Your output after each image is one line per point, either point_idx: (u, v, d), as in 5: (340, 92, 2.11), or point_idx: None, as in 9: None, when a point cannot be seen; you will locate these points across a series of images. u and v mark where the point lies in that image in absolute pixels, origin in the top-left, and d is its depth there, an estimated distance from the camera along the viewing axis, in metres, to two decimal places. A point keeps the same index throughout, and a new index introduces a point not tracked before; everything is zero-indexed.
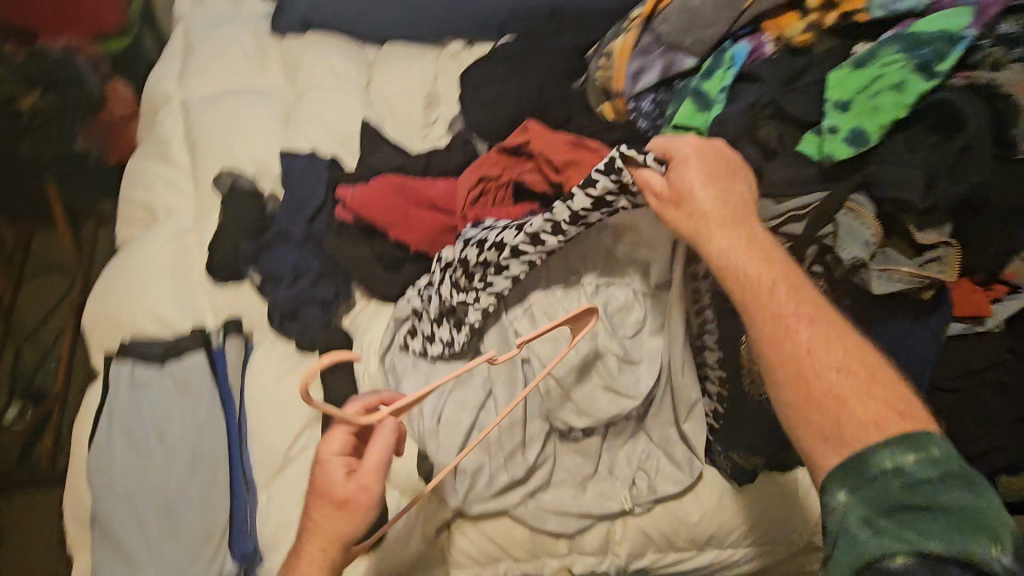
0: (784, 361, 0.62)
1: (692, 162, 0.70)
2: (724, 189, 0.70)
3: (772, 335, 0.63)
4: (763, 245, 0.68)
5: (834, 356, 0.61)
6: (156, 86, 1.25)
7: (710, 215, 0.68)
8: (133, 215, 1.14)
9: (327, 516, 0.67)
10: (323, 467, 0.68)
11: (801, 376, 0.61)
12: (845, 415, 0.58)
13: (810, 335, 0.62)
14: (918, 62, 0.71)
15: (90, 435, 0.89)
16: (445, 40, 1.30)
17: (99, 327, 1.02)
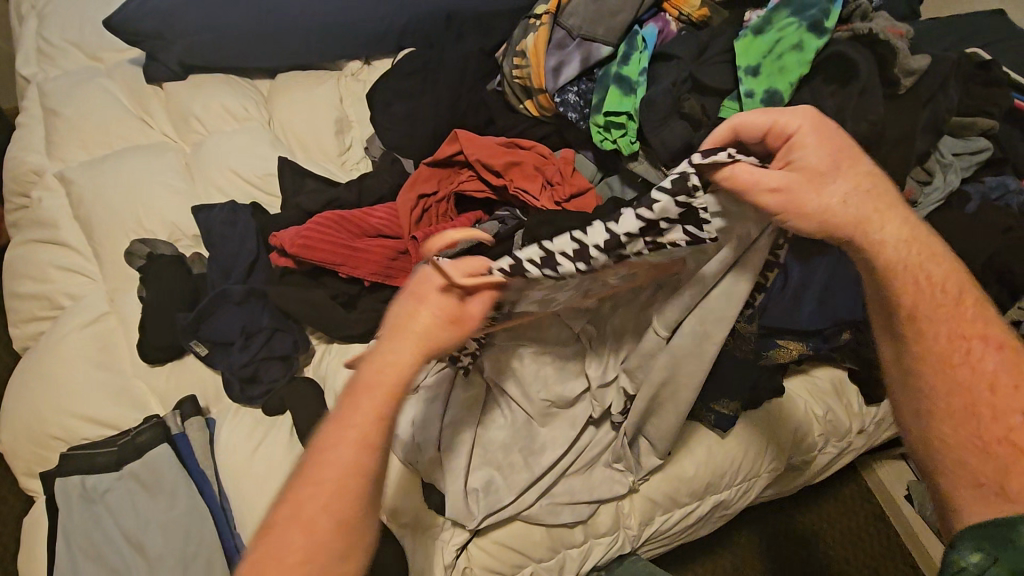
0: (958, 390, 0.54)
1: (819, 139, 0.53)
2: (858, 177, 0.53)
3: (944, 362, 0.55)
4: (924, 247, 0.56)
5: (1022, 394, 0.53)
6: (28, 163, 1.12)
7: (854, 212, 0.53)
8: (32, 309, 1.01)
9: (430, 323, 0.55)
10: (439, 275, 0.57)
11: (972, 410, 0.54)
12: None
13: (1000, 362, 0.54)
14: (809, 22, 0.80)
15: (48, 565, 0.79)
16: (341, 61, 1.24)
17: (24, 443, 0.90)
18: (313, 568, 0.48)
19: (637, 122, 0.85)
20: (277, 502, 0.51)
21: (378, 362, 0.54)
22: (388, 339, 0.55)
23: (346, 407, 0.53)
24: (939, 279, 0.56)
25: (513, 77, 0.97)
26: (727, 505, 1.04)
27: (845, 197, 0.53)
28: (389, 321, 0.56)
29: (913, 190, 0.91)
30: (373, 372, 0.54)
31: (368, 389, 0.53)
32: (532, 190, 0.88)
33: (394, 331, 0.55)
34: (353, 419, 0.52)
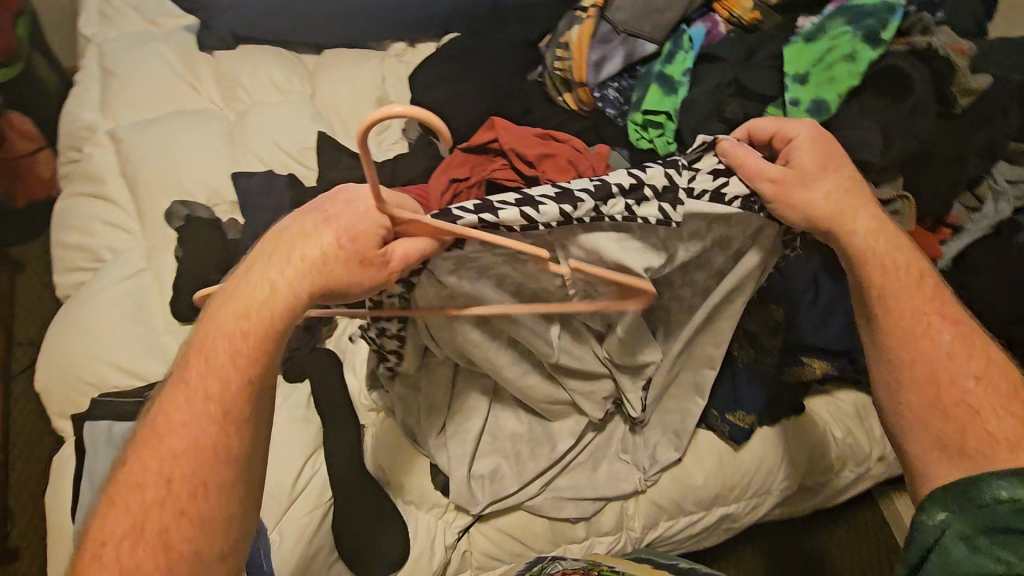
0: (918, 360, 0.58)
1: (809, 145, 0.60)
2: (839, 179, 0.60)
3: (899, 339, 0.59)
4: (889, 236, 0.61)
5: (973, 363, 0.57)
6: (81, 119, 1.17)
7: (831, 204, 0.59)
8: (75, 259, 1.06)
9: (325, 248, 0.51)
10: (355, 199, 0.52)
11: (928, 384, 0.57)
12: (973, 431, 0.54)
13: (953, 335, 0.58)
14: (864, 33, 0.77)
15: (73, 501, 0.83)
16: (387, 41, 1.26)
17: (58, 386, 0.94)
18: (179, 489, 0.49)
19: (676, 122, 0.84)
20: (155, 414, 0.52)
21: (253, 284, 0.52)
22: (264, 261, 0.52)
23: (215, 329, 0.52)
24: (901, 264, 0.60)
25: (555, 69, 0.96)
26: (734, 518, 1.03)
27: (827, 192, 0.59)
28: (273, 242, 0.53)
29: (958, 215, 0.90)
30: (247, 295, 0.52)
31: (244, 311, 0.52)
32: (563, 183, 0.86)
33: (273, 252, 0.52)
34: (223, 341, 0.52)
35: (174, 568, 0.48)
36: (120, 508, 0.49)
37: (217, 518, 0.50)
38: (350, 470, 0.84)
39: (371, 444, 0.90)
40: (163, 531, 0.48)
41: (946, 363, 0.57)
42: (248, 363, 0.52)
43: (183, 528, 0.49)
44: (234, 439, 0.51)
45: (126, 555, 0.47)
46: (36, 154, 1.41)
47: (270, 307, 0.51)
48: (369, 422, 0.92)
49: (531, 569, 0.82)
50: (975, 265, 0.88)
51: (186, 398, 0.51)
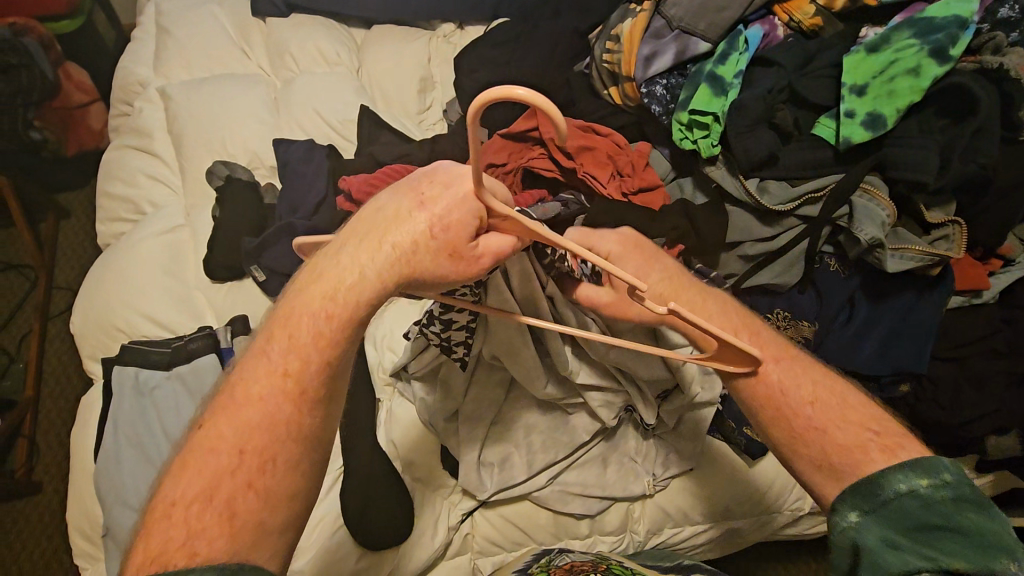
0: (785, 405, 0.56)
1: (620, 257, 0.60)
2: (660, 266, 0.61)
3: (769, 399, 0.57)
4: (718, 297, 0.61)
5: (803, 385, 0.57)
6: (135, 74, 1.20)
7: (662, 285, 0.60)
8: (119, 210, 1.10)
9: (416, 235, 0.47)
10: (459, 182, 0.47)
11: (784, 419, 0.56)
12: (830, 447, 0.54)
13: (781, 373, 0.57)
14: (932, 48, 0.73)
15: (97, 442, 0.86)
16: (435, 21, 1.26)
17: (92, 330, 0.98)
18: (251, 462, 0.49)
19: (723, 125, 0.81)
20: (235, 378, 0.51)
21: (340, 266, 0.49)
22: (357, 239, 0.50)
23: (298, 305, 0.50)
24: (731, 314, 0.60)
25: (603, 61, 0.95)
26: (739, 534, 1.02)
27: (642, 298, 0.60)
28: (367, 219, 0.50)
29: (1011, 247, 0.85)
30: (336, 275, 0.49)
31: (331, 292, 0.49)
32: (600, 178, 0.86)
33: (364, 233, 0.49)
34: (305, 319, 0.50)
35: (238, 536, 0.48)
36: (195, 467, 0.49)
37: (281, 494, 0.50)
38: (365, 441, 0.86)
39: (385, 418, 0.90)
40: (231, 500, 0.48)
41: (792, 399, 0.57)
42: (325, 346, 0.50)
43: (248, 500, 0.48)
44: (304, 419, 0.50)
45: (193, 517, 0.47)
46: (89, 107, 1.46)
47: (357, 291, 0.49)
48: (386, 396, 0.92)
49: (540, 561, 0.82)
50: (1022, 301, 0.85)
51: (258, 380, 0.50)
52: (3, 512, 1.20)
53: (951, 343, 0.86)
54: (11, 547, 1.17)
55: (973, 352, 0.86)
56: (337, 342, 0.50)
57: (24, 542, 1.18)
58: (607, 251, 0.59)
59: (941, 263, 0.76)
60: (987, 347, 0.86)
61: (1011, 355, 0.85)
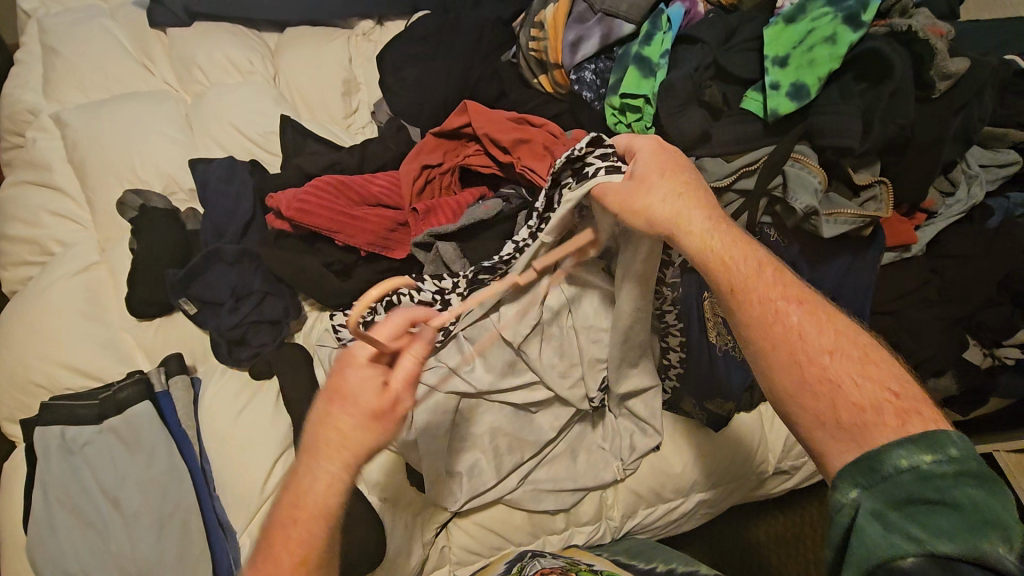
0: (780, 343, 0.53)
1: (660, 155, 0.63)
2: (680, 186, 0.61)
3: (757, 321, 0.55)
4: (740, 240, 0.59)
5: (829, 337, 0.52)
6: (23, 101, 1.09)
7: (670, 210, 0.60)
8: (22, 253, 1.00)
9: (349, 426, 0.48)
10: (355, 367, 0.50)
11: (787, 354, 0.52)
12: (840, 399, 0.49)
13: (804, 318, 0.53)
14: (845, 15, 0.75)
15: (24, 511, 0.78)
16: (353, 19, 1.20)
17: (7, 388, 0.89)
18: None
19: (654, 107, 0.81)
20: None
21: (301, 486, 0.48)
22: (304, 455, 0.49)
23: (273, 532, 0.47)
24: (750, 255, 0.58)
25: (529, 49, 0.93)
26: (712, 504, 1.04)
27: (664, 197, 0.60)
28: (306, 439, 0.50)
29: (932, 200, 0.90)
30: (295, 487, 0.48)
31: (290, 505, 0.48)
32: (539, 170, 0.85)
33: (311, 448, 0.49)
34: (279, 541, 0.47)
35: None
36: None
37: None
38: None
39: None
40: None
41: (804, 334, 0.53)
42: (302, 548, 0.46)
43: None
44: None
45: None
46: None
47: (319, 491, 0.48)
48: None
49: (512, 569, 0.87)
50: (948, 250, 0.90)
51: None
52: None
53: (888, 298, 0.90)
54: None
55: (905, 304, 0.90)
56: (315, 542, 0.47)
57: None
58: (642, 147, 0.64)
59: (871, 223, 0.79)
60: (917, 297, 0.90)
61: (941, 303, 0.90)
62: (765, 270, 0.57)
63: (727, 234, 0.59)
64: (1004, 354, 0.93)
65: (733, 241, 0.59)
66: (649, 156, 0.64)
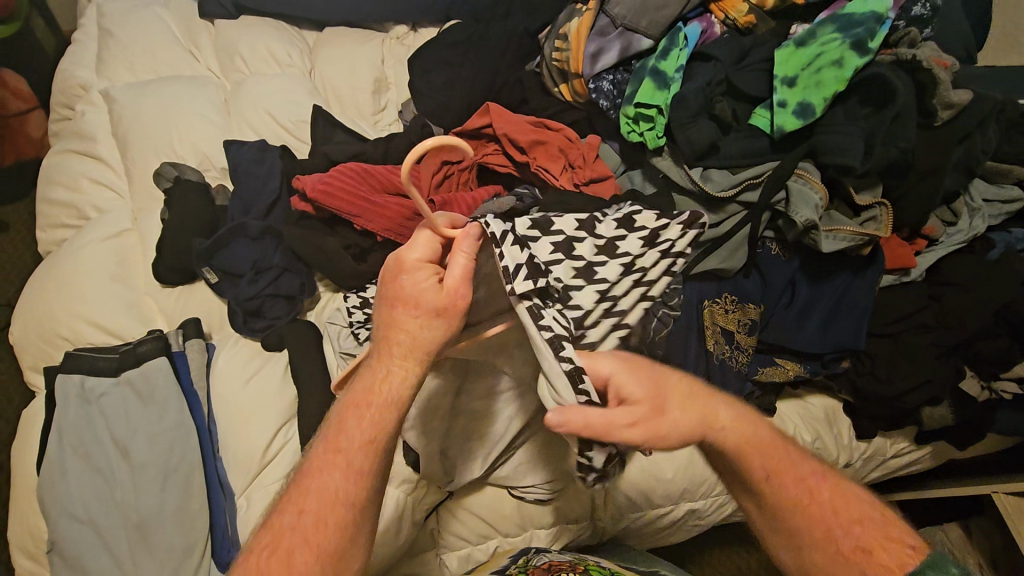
0: (808, 517, 0.63)
1: (634, 377, 0.57)
2: (674, 397, 0.59)
3: (785, 499, 0.63)
4: (747, 417, 0.64)
5: (847, 511, 0.63)
6: (77, 78, 1.17)
7: (689, 424, 0.59)
8: (61, 216, 1.06)
9: (418, 327, 0.58)
10: (409, 274, 0.57)
11: (823, 531, 0.62)
12: (868, 566, 0.59)
13: (830, 495, 0.64)
14: (853, 41, 0.79)
15: (39, 453, 0.82)
16: (389, 23, 1.26)
17: (33, 339, 0.94)
18: (327, 532, 0.57)
19: (666, 117, 0.85)
20: (298, 480, 0.60)
21: (378, 380, 0.59)
22: (381, 347, 0.59)
23: (350, 415, 0.59)
24: (769, 439, 0.64)
25: (552, 60, 0.98)
26: (699, 516, 1.05)
27: (680, 417, 0.58)
28: (377, 333, 0.59)
29: (934, 227, 0.91)
30: (372, 377, 0.59)
31: (365, 393, 0.59)
32: (552, 170, 0.90)
33: (387, 343, 0.59)
34: (352, 425, 0.59)
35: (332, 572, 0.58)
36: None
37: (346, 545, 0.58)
38: None
39: None
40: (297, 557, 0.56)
41: (834, 516, 0.62)
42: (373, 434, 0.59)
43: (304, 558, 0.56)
44: (361, 495, 0.59)
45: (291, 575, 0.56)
46: (28, 115, 1.42)
47: (391, 386, 0.59)
48: None
49: (517, 561, 0.87)
50: (946, 278, 0.92)
51: (340, 455, 0.59)
52: None
53: (886, 320, 0.93)
54: None
55: (901, 329, 0.92)
56: (384, 420, 0.59)
57: None
58: (609, 371, 0.57)
59: (870, 243, 0.82)
60: (914, 323, 0.92)
61: (940, 328, 0.91)
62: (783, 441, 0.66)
63: (747, 416, 0.65)
64: (1001, 388, 0.92)
65: (750, 426, 0.64)
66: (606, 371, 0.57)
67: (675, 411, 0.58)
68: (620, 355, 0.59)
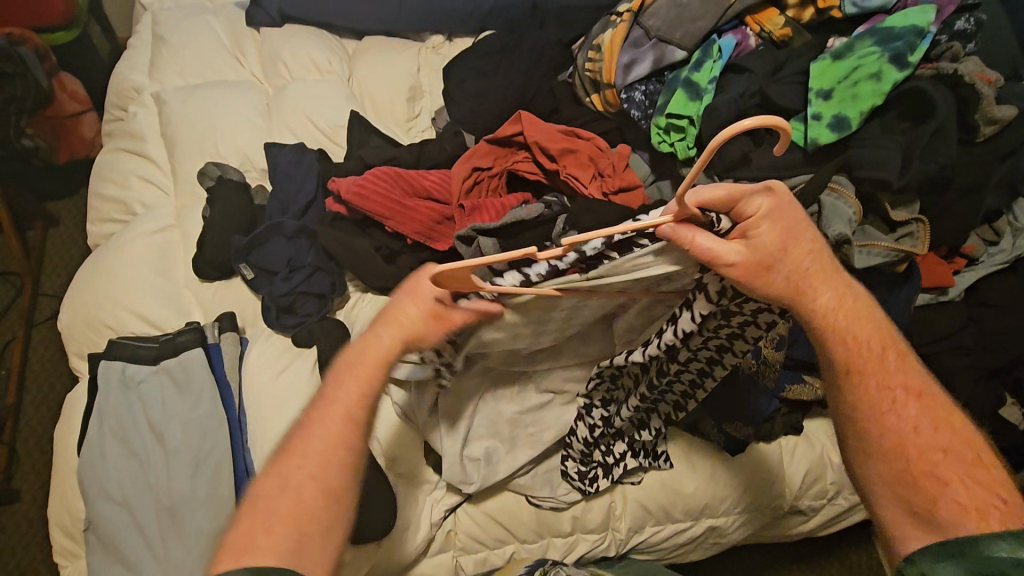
0: (889, 431, 0.55)
1: (772, 217, 0.53)
2: (808, 250, 0.55)
3: (875, 403, 0.56)
4: (868, 307, 0.58)
5: (938, 434, 0.55)
6: (130, 81, 1.23)
7: (789, 285, 0.54)
8: (110, 211, 1.12)
9: (414, 319, 0.60)
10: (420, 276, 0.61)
11: (897, 445, 0.54)
12: (942, 500, 0.51)
13: (920, 412, 0.55)
14: (891, 54, 0.78)
15: (81, 437, 0.86)
16: (426, 33, 1.29)
17: (78, 327, 0.99)
18: (305, 503, 0.54)
19: (698, 128, 0.85)
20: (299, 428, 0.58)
21: (365, 348, 0.60)
22: (379, 325, 0.61)
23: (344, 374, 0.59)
24: (878, 332, 0.57)
25: (584, 69, 0.99)
26: (722, 534, 1.03)
27: (787, 270, 0.54)
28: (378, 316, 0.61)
29: (974, 246, 0.90)
30: (360, 351, 0.60)
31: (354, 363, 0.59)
32: (582, 178, 0.90)
33: (387, 320, 0.60)
34: (345, 389, 0.58)
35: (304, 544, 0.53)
36: (245, 531, 0.52)
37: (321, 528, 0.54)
38: None
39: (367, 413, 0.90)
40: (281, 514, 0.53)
41: (919, 429, 0.54)
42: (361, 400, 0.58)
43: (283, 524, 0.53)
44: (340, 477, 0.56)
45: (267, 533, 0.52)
46: (82, 117, 1.49)
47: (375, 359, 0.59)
48: (372, 394, 0.91)
49: (531, 570, 0.86)
50: (987, 298, 0.89)
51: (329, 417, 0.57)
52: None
53: (921, 340, 0.89)
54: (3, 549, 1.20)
55: (938, 349, 0.89)
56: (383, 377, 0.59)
57: (17, 545, 1.21)
58: (758, 208, 0.52)
59: (905, 259, 0.80)
60: (951, 343, 0.89)
61: (977, 350, 0.88)
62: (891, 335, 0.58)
63: (863, 302, 0.58)
64: None
65: (866, 318, 0.58)
66: (755, 203, 0.52)
67: (778, 273, 0.54)
68: (779, 190, 0.53)
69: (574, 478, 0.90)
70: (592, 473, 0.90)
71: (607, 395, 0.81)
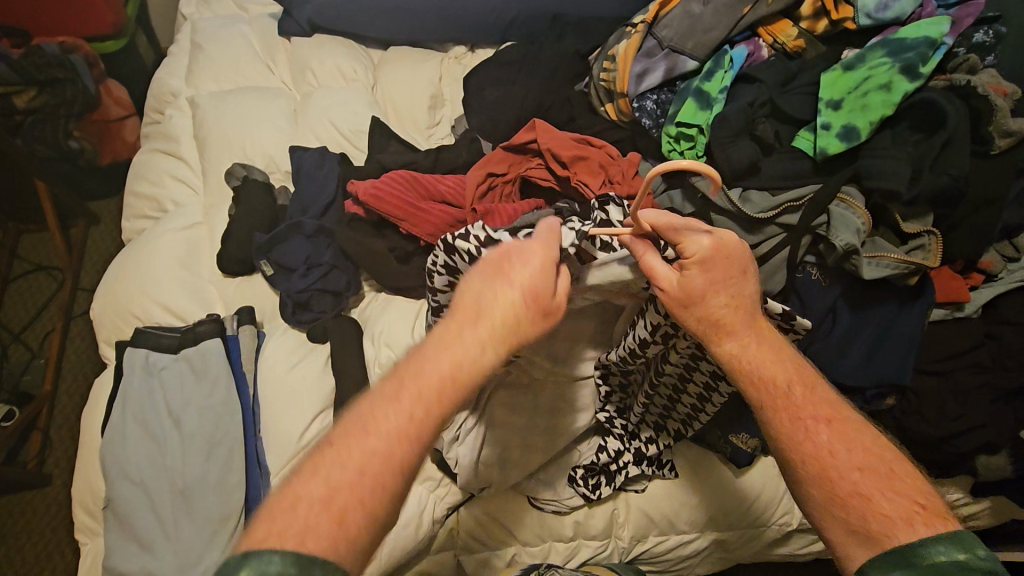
0: (808, 454, 0.53)
1: (703, 264, 0.56)
2: (734, 290, 0.57)
3: (788, 432, 0.54)
4: (774, 347, 0.58)
5: (855, 452, 0.52)
6: (169, 86, 1.30)
7: (712, 320, 0.57)
8: (144, 208, 1.18)
9: (511, 304, 0.52)
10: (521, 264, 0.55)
11: (817, 466, 0.52)
12: (872, 515, 0.48)
13: (832, 437, 0.53)
14: (902, 65, 0.78)
15: (105, 419, 0.91)
16: (449, 44, 1.33)
17: (106, 315, 1.04)
18: (369, 480, 0.45)
19: (706, 136, 0.86)
20: (349, 411, 0.49)
21: (456, 340, 0.51)
22: (462, 317, 0.52)
23: (419, 359, 0.50)
24: (779, 363, 0.56)
25: (599, 79, 1.01)
26: (727, 548, 1.02)
27: (704, 312, 0.57)
28: (465, 298, 0.54)
29: (992, 261, 0.87)
30: (443, 340, 0.51)
31: (445, 348, 0.50)
32: (590, 184, 0.92)
33: (471, 310, 0.53)
34: (430, 357, 0.50)
35: (344, 545, 0.42)
36: (280, 516, 0.42)
37: (382, 513, 0.45)
38: None
39: None
40: (346, 508, 0.43)
41: (833, 448, 0.52)
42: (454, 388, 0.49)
43: (359, 513, 0.44)
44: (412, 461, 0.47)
45: (307, 521, 0.42)
46: (125, 121, 1.56)
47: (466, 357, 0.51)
48: None
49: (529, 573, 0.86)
50: (1006, 316, 0.86)
51: (405, 389, 0.48)
52: (28, 497, 1.29)
53: (934, 356, 0.88)
54: (33, 530, 1.26)
55: (952, 367, 0.87)
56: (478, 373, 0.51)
57: (44, 527, 1.26)
58: (695, 250, 0.56)
59: (917, 272, 0.79)
60: (967, 361, 0.87)
61: (995, 370, 0.85)
62: (811, 380, 0.57)
63: (774, 347, 0.58)
64: None
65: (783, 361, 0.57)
66: (694, 243, 0.56)
67: (709, 306, 0.57)
68: (724, 241, 0.57)
69: (580, 483, 0.91)
70: (595, 479, 0.91)
71: (620, 405, 0.86)
